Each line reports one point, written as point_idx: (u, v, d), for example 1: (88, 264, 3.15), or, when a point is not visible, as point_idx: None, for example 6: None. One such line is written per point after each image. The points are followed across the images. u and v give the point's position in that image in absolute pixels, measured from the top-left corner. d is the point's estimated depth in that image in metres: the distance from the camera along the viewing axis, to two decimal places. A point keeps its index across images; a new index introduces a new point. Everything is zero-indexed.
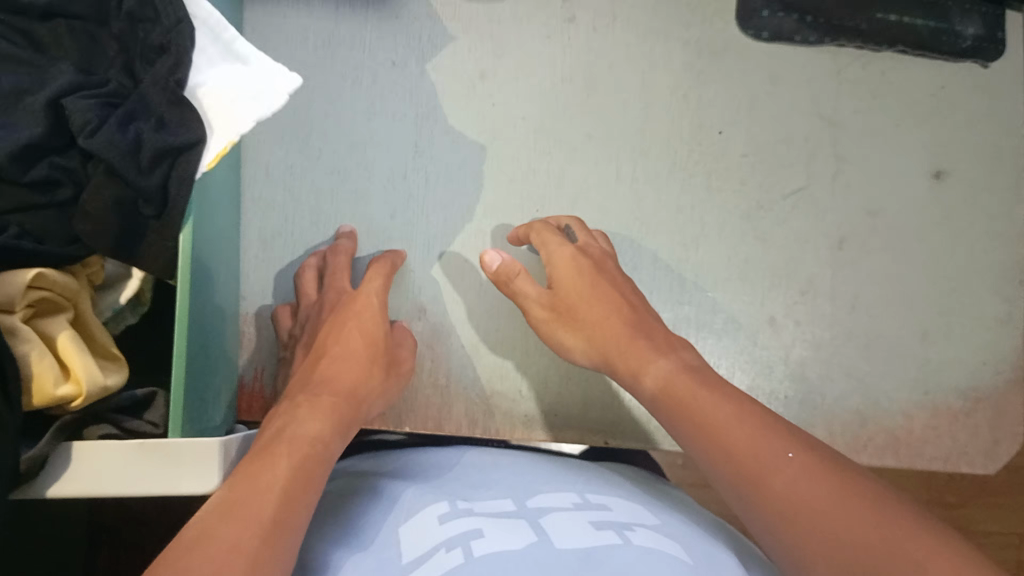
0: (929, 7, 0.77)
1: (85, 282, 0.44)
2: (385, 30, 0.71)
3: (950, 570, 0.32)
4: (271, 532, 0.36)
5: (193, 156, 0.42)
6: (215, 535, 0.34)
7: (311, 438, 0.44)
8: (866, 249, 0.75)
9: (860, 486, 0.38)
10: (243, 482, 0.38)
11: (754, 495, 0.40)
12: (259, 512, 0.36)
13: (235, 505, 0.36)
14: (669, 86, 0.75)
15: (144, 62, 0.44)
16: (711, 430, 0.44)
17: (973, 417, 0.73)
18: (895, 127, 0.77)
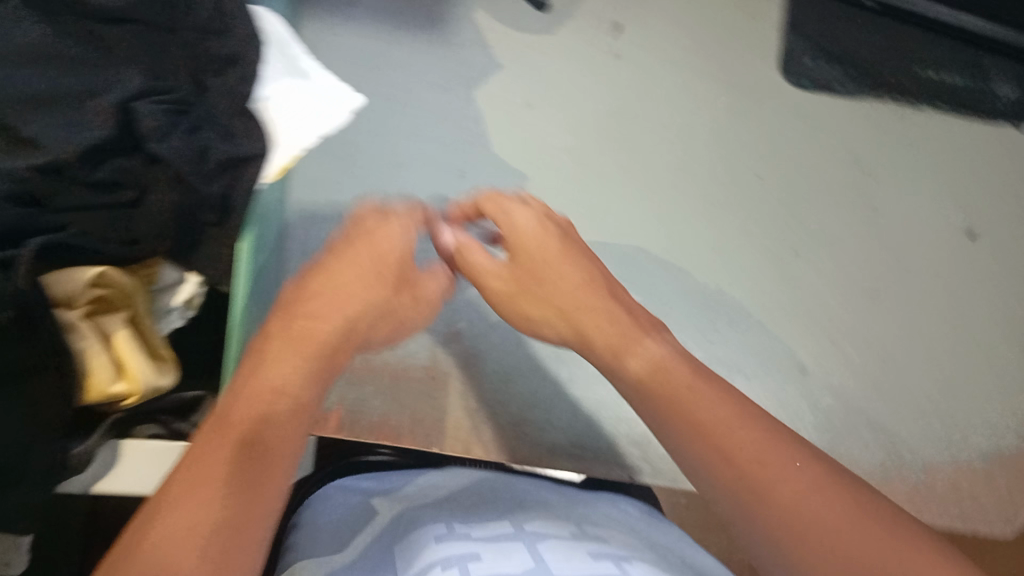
0: (966, 69, 0.83)
1: (142, 282, 0.45)
2: (435, 51, 0.72)
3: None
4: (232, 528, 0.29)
5: (251, 167, 0.46)
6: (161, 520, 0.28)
7: (279, 393, 0.35)
8: (898, 299, 0.75)
9: (871, 505, 0.34)
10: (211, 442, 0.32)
11: (751, 504, 0.35)
12: (208, 506, 0.29)
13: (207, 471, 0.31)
14: (709, 126, 0.76)
15: (208, 71, 0.46)
16: (705, 426, 0.37)
17: (994, 477, 0.73)
18: (927, 180, 0.79)
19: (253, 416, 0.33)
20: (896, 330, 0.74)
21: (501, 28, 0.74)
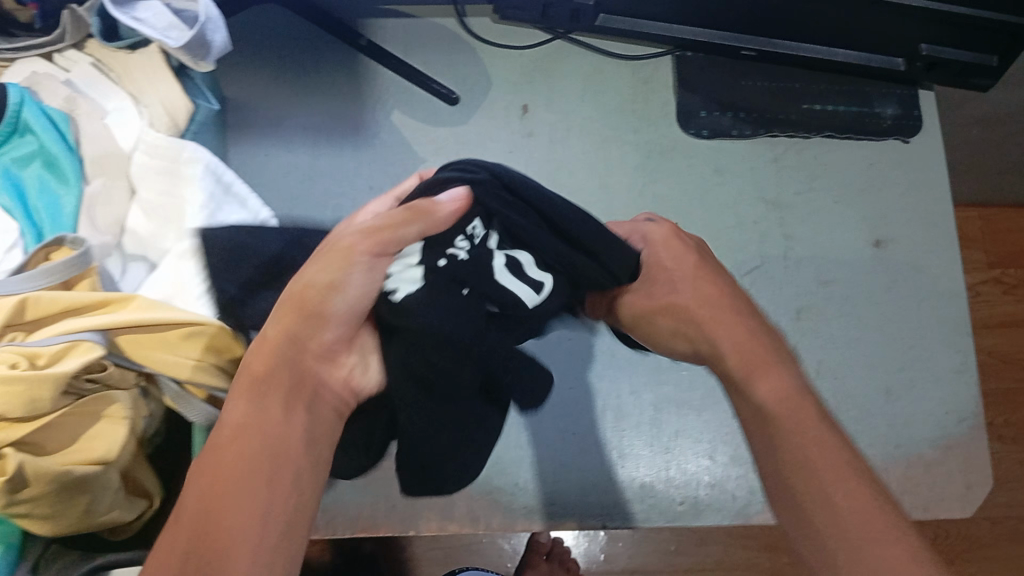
0: (851, 96, 0.87)
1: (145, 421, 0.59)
2: (267, 75, 0.82)
3: None
4: (203, 527, 0.39)
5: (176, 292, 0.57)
6: (183, 501, 0.40)
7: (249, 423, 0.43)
8: (892, 415, 0.80)
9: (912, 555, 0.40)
10: (204, 473, 0.41)
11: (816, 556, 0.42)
12: (186, 507, 0.40)
13: (200, 479, 0.41)
14: (596, 155, 0.84)
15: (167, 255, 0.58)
16: (796, 470, 0.44)
17: (936, 479, 0.78)
18: (871, 303, 0.83)
19: (240, 416, 0.44)
20: (852, 359, 0.82)
21: (470, 47, 0.85)
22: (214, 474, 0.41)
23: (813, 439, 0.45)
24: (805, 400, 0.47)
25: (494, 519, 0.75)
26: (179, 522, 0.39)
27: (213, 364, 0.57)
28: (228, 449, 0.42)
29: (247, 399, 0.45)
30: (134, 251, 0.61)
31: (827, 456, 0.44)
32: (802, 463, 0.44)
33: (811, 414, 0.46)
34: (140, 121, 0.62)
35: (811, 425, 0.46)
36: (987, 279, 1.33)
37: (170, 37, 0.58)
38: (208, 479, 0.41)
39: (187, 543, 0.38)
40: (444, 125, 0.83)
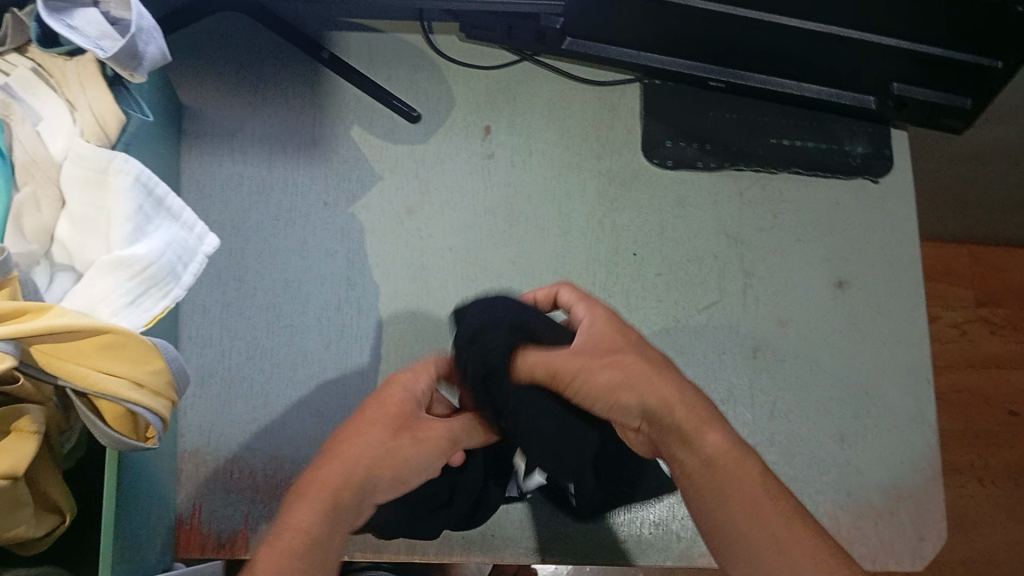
0: (819, 131, 0.86)
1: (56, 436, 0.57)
2: (229, 85, 0.81)
3: None
4: (310, 548, 0.49)
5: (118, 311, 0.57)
6: (294, 519, 0.50)
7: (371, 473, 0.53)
8: (846, 459, 0.78)
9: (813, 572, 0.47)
10: (316, 490, 0.51)
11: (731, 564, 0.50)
12: (300, 522, 0.49)
13: (312, 498, 0.51)
14: (558, 181, 0.83)
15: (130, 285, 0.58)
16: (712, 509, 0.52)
17: (888, 528, 0.77)
18: (830, 345, 0.81)
19: (349, 465, 0.53)
20: (806, 400, 0.80)
21: (436, 64, 0.84)
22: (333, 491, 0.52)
23: (751, 498, 0.51)
24: (745, 455, 0.53)
25: (429, 548, 0.73)
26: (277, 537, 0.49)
27: (128, 379, 0.54)
28: (335, 488, 0.52)
29: (376, 450, 0.54)
30: (61, 261, 0.60)
31: (744, 491, 0.52)
32: (749, 513, 0.50)
33: (752, 473, 0.52)
34: (71, 129, 0.61)
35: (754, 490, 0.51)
36: (974, 318, 1.30)
37: (101, 47, 0.57)
38: (326, 506, 0.51)
39: (298, 555, 0.48)
40: (404, 143, 0.82)
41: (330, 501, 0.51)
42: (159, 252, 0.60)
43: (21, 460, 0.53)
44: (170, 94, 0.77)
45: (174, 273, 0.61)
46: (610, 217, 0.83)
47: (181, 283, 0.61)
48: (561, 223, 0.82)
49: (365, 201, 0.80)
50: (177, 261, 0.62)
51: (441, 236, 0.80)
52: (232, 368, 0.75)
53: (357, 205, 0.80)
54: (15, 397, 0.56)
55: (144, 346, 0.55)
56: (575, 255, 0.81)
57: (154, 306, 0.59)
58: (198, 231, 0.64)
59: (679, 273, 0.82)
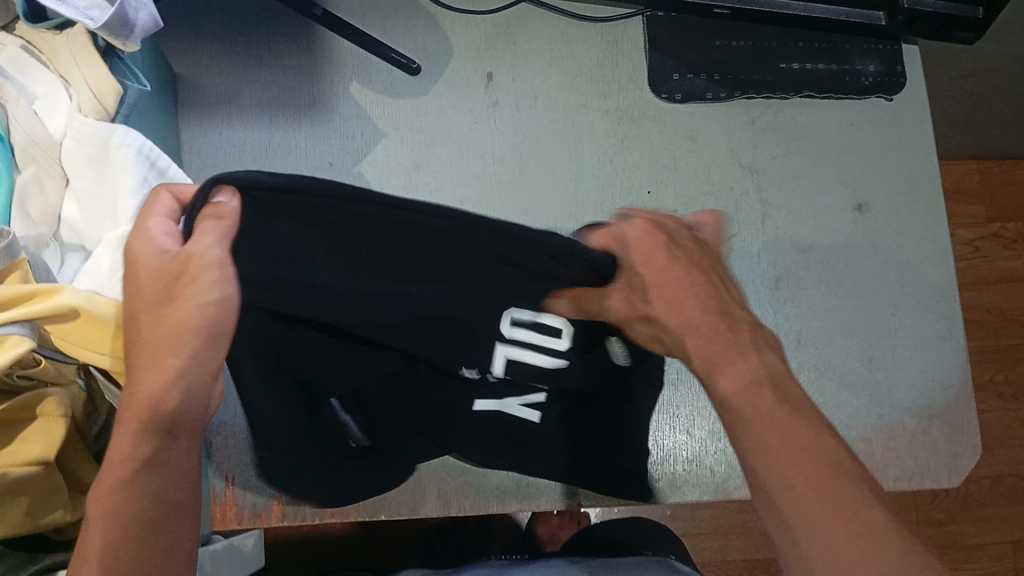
0: (829, 53, 0.84)
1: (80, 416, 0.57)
2: (222, 50, 0.79)
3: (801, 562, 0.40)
4: (162, 470, 0.44)
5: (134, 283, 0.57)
6: (105, 464, 0.43)
7: (136, 422, 0.44)
8: (876, 381, 0.78)
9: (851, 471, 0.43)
10: (129, 407, 0.45)
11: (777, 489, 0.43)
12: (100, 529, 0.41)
13: (109, 477, 0.43)
14: (565, 122, 0.81)
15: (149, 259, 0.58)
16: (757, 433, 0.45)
17: (923, 447, 0.76)
18: (852, 268, 0.80)
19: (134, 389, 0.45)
20: (833, 326, 0.79)
21: (432, 12, 0.82)
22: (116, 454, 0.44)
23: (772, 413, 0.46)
24: (762, 393, 0.46)
25: (466, 500, 0.73)
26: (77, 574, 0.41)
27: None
28: (147, 401, 0.45)
29: (138, 401, 0.44)
30: (71, 241, 0.59)
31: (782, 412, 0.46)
32: (760, 448, 0.44)
33: (768, 407, 0.46)
34: (68, 106, 0.59)
35: (781, 442, 0.44)
36: (987, 234, 1.28)
37: (91, 17, 0.54)
38: (130, 460, 0.43)
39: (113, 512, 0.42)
40: (405, 97, 0.80)
41: (128, 465, 0.43)
42: None
43: (50, 445, 0.52)
44: (162, 63, 0.75)
45: None
46: (621, 155, 0.81)
47: None
48: (571, 167, 0.80)
49: (371, 159, 0.78)
50: None
51: (450, 189, 0.78)
52: None
53: (362, 163, 0.78)
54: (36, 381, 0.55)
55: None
56: (588, 197, 0.80)
57: None
58: None
59: (696, 208, 0.80)
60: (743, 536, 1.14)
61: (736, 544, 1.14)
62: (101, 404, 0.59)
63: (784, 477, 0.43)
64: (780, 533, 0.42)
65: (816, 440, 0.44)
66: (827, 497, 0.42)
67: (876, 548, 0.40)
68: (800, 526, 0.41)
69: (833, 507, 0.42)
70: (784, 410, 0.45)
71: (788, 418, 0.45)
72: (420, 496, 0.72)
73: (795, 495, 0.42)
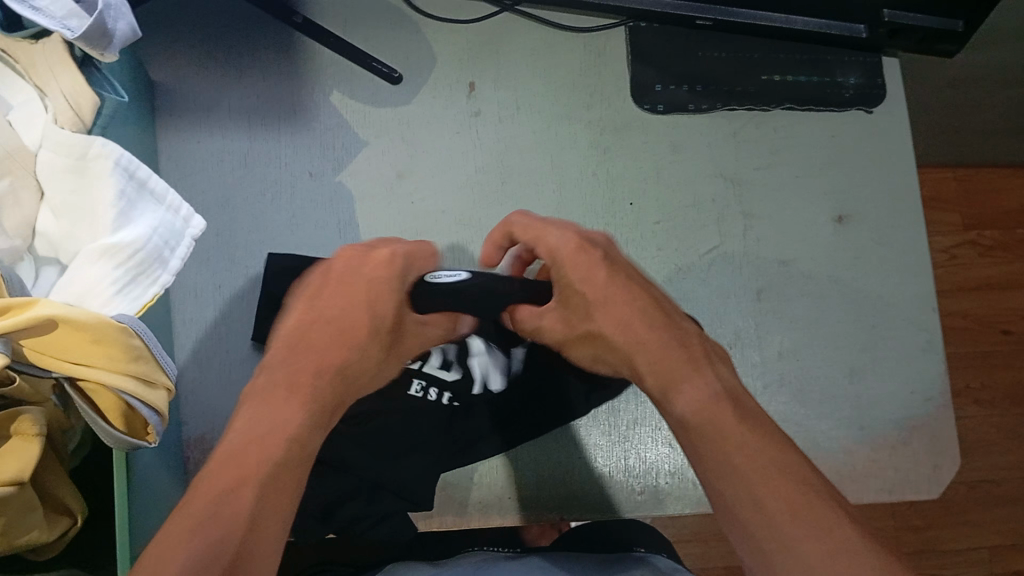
0: (810, 65, 0.85)
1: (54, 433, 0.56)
2: (201, 58, 0.78)
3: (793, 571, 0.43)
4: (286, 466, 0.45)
5: (112, 297, 0.55)
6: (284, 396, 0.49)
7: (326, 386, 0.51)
8: (857, 394, 0.78)
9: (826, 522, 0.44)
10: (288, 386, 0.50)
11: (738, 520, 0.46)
12: (290, 423, 0.47)
13: (295, 401, 0.48)
14: (548, 132, 0.81)
15: (128, 274, 0.56)
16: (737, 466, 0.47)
17: (904, 460, 0.76)
18: (833, 280, 0.80)
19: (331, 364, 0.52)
20: (815, 339, 0.79)
21: (415, 21, 0.81)
22: (315, 392, 0.50)
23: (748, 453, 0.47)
24: (720, 406, 0.50)
25: (448, 515, 0.72)
26: (260, 429, 0.46)
27: (120, 373, 0.52)
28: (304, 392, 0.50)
29: (315, 366, 0.51)
30: (45, 255, 0.58)
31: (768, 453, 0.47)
32: (720, 469, 0.47)
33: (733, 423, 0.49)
34: (43, 116, 0.58)
35: (739, 461, 0.47)
36: (963, 241, 1.29)
37: (70, 28, 0.54)
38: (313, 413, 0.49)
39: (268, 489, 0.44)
40: (388, 106, 0.79)
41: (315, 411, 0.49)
42: (146, 236, 0.58)
43: (25, 464, 0.51)
44: (140, 71, 0.74)
45: (161, 259, 0.59)
46: (604, 166, 0.81)
47: (170, 268, 0.59)
48: (554, 177, 0.80)
49: (352, 169, 0.78)
50: (165, 245, 0.59)
51: (432, 199, 0.78)
52: (230, 350, 0.72)
53: (344, 173, 0.77)
54: (11, 400, 0.53)
55: (131, 348, 0.53)
56: (572, 208, 0.79)
57: (144, 292, 0.57)
58: (184, 213, 0.62)
59: (680, 219, 0.80)
60: (723, 544, 1.14)
61: (716, 551, 1.14)
62: (77, 421, 0.58)
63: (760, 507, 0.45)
64: (754, 551, 0.45)
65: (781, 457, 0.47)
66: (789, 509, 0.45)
67: (847, 554, 0.43)
68: (772, 541, 0.44)
69: (802, 519, 0.44)
70: (743, 426, 0.48)
71: (752, 439, 0.48)
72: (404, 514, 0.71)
73: (770, 517, 0.45)
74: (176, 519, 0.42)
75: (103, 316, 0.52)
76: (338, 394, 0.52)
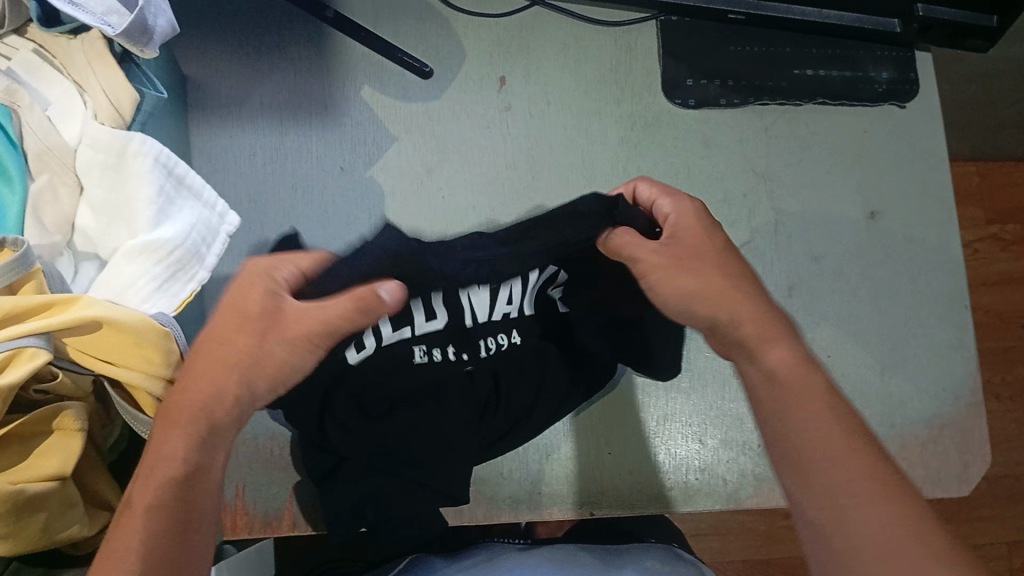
0: (842, 60, 0.84)
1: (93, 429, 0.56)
2: (231, 53, 0.78)
3: (857, 515, 0.43)
4: (193, 479, 0.48)
5: (152, 295, 0.55)
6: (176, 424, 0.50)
7: (207, 406, 0.51)
8: (887, 391, 0.77)
9: (884, 474, 0.45)
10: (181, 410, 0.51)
11: (802, 470, 0.46)
12: (181, 445, 0.49)
13: (177, 423, 0.50)
14: (579, 127, 0.81)
15: (167, 275, 0.56)
16: (806, 424, 0.47)
17: (933, 457, 0.76)
18: (863, 277, 0.80)
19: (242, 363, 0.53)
20: (846, 335, 0.78)
21: (446, 15, 0.81)
22: (197, 416, 0.50)
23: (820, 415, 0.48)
24: (812, 371, 0.50)
25: (478, 510, 0.72)
26: (153, 456, 0.49)
27: (162, 372, 0.53)
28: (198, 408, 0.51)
29: (206, 387, 0.51)
30: (85, 250, 0.58)
31: (839, 423, 0.47)
32: (807, 427, 0.47)
33: (817, 388, 0.49)
34: (83, 113, 0.58)
35: (835, 427, 0.47)
36: (986, 236, 1.28)
37: (111, 24, 0.53)
38: (199, 431, 0.50)
39: (164, 494, 0.47)
40: (418, 101, 0.79)
41: (204, 428, 0.50)
42: (184, 235, 0.58)
43: (67, 461, 0.52)
44: (172, 65, 0.74)
45: (198, 255, 0.59)
46: (634, 161, 0.81)
47: (206, 265, 0.59)
48: (584, 172, 0.80)
49: (382, 164, 0.78)
50: (202, 242, 0.60)
51: (462, 195, 0.78)
52: None
53: (374, 168, 0.77)
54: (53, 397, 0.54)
55: (172, 348, 0.53)
56: None
57: (182, 290, 0.57)
58: (218, 209, 0.62)
59: (711, 214, 0.80)
60: (742, 537, 1.14)
61: (735, 544, 1.14)
62: (114, 416, 0.59)
63: (825, 457, 0.46)
64: (818, 503, 0.45)
65: (866, 434, 0.47)
66: (874, 475, 0.45)
67: (907, 517, 0.43)
68: (845, 497, 0.44)
69: (885, 487, 0.44)
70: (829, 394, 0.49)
71: (841, 409, 0.48)
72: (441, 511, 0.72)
73: (840, 471, 0.45)
74: (110, 543, 0.44)
75: (143, 316, 0.52)
76: (252, 387, 0.53)
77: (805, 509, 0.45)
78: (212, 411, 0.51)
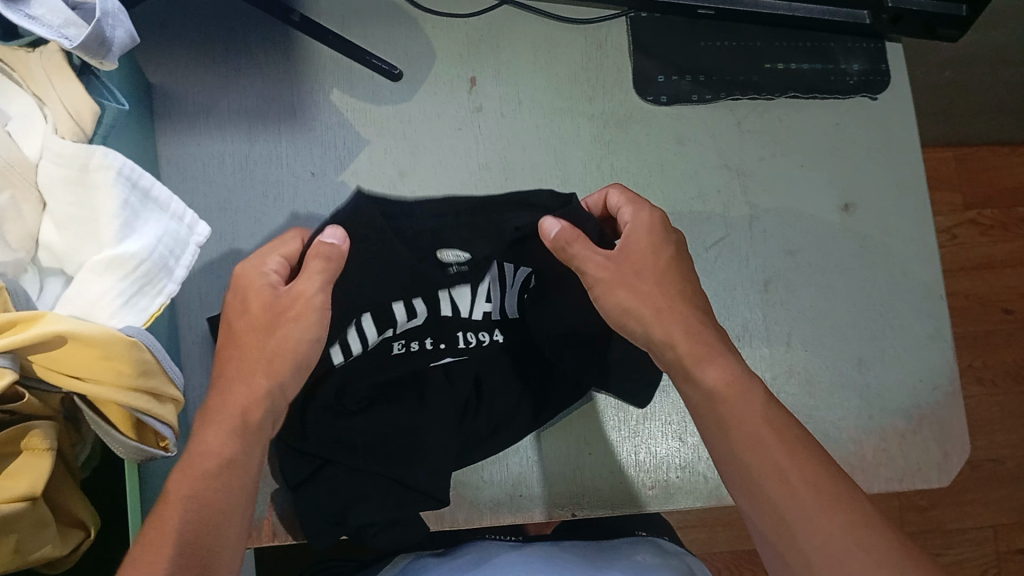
0: (813, 53, 0.84)
1: (63, 446, 0.55)
2: (197, 60, 0.77)
3: (808, 526, 0.46)
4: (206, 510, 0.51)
5: (120, 310, 0.55)
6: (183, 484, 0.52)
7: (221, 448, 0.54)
8: (865, 383, 0.77)
9: (824, 474, 0.48)
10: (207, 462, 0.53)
11: (749, 487, 0.49)
12: (225, 443, 0.54)
13: (228, 427, 0.55)
14: (551, 126, 0.80)
15: (137, 291, 0.56)
16: (740, 436, 0.50)
17: (913, 446, 0.76)
18: (837, 270, 0.80)
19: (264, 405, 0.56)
20: (824, 329, 0.78)
21: (415, 17, 0.81)
22: (255, 423, 0.56)
23: (752, 428, 0.51)
24: (749, 384, 0.53)
25: (460, 514, 0.72)
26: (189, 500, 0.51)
27: (132, 388, 0.52)
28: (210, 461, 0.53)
29: (238, 403, 0.56)
30: (50, 265, 0.58)
31: (774, 430, 0.50)
32: (747, 439, 0.50)
33: (755, 401, 0.52)
34: (44, 127, 0.57)
35: (770, 436, 0.50)
36: (964, 221, 1.29)
37: (67, 37, 0.53)
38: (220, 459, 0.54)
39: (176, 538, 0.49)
40: (389, 104, 0.79)
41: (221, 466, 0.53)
42: (151, 247, 0.57)
43: (37, 481, 0.51)
44: (137, 74, 0.73)
45: (167, 268, 0.58)
46: (608, 159, 0.80)
47: (175, 277, 0.59)
48: (558, 170, 0.79)
49: (354, 168, 0.77)
50: (170, 254, 0.59)
51: (435, 198, 0.77)
52: None
53: (346, 173, 0.77)
54: (20, 416, 0.53)
55: (142, 362, 0.52)
56: None
57: (151, 304, 0.56)
58: (187, 220, 0.61)
59: (686, 211, 0.80)
60: (728, 529, 1.14)
61: (721, 536, 1.14)
62: (85, 432, 0.58)
63: (767, 468, 0.49)
64: (769, 518, 0.48)
65: (804, 440, 0.50)
66: (812, 482, 0.48)
67: (852, 524, 0.46)
68: (790, 511, 0.47)
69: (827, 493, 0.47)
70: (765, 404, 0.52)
71: (777, 416, 0.51)
72: (426, 518, 0.71)
73: (789, 483, 0.48)
74: (153, 534, 0.49)
75: (112, 331, 0.51)
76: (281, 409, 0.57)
77: (758, 523, 0.49)
78: (260, 424, 0.56)
